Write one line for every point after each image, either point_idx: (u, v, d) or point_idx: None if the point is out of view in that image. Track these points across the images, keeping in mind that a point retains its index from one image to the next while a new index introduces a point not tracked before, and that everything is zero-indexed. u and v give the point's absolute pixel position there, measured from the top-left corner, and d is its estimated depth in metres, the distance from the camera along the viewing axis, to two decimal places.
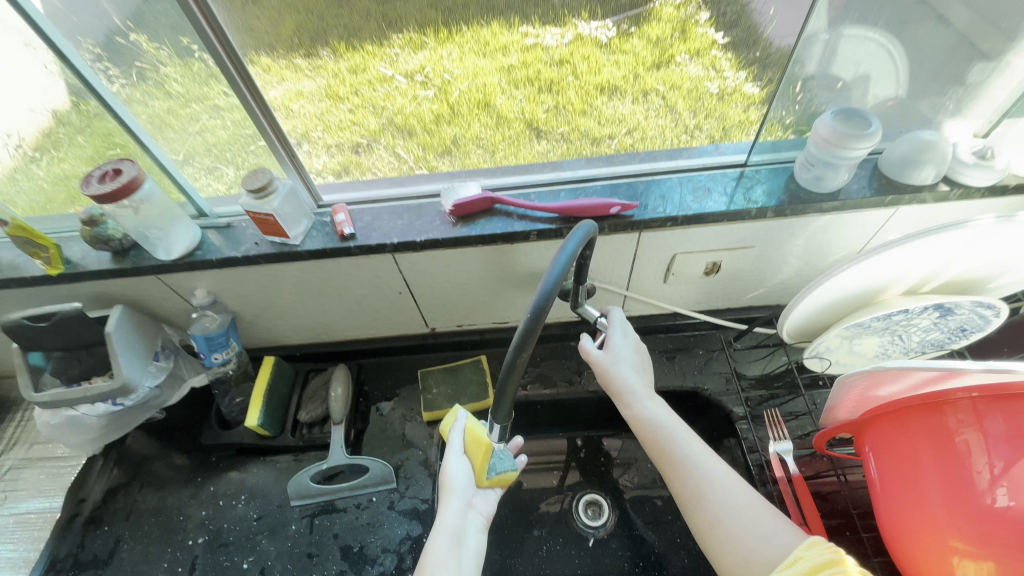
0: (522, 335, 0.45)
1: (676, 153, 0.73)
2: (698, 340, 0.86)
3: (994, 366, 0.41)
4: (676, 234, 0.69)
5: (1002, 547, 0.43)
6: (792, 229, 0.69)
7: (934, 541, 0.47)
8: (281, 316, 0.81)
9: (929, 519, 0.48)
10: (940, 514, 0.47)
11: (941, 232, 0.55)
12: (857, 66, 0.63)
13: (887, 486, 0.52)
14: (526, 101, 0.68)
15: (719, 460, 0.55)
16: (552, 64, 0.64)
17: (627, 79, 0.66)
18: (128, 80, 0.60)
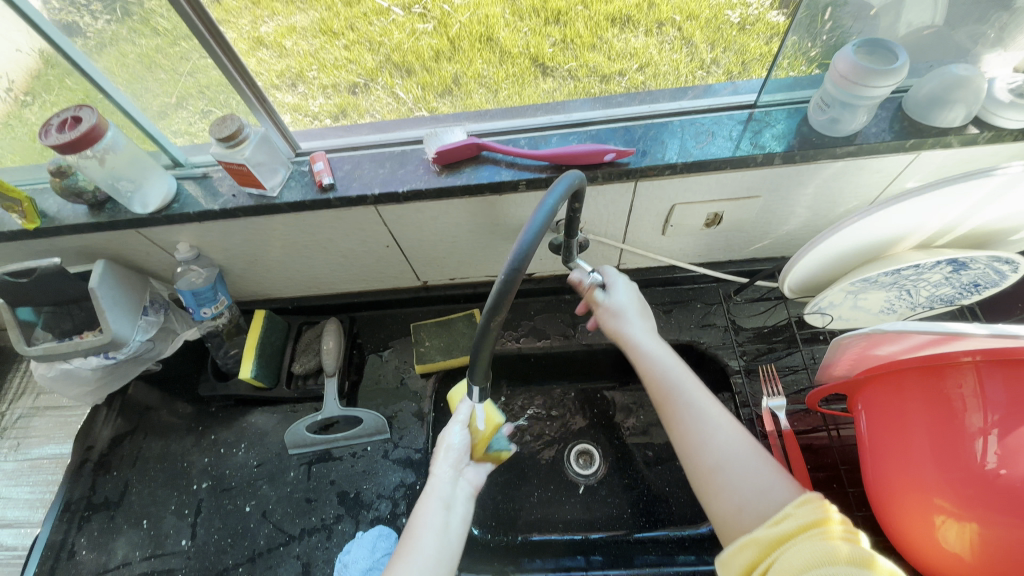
0: (497, 297, 0.43)
1: (680, 93, 0.67)
2: (697, 293, 0.84)
3: (1001, 331, 0.38)
4: (676, 184, 0.64)
5: (986, 513, 0.41)
6: (801, 177, 0.64)
7: (917, 502, 0.46)
8: (269, 270, 0.79)
9: (913, 480, 0.47)
10: (926, 476, 0.45)
11: (963, 181, 0.51)
12: None
13: (876, 445, 0.51)
14: (531, 34, 0.64)
15: (722, 409, 0.55)
16: None
17: (641, 8, 0.62)
18: (112, 17, 0.56)
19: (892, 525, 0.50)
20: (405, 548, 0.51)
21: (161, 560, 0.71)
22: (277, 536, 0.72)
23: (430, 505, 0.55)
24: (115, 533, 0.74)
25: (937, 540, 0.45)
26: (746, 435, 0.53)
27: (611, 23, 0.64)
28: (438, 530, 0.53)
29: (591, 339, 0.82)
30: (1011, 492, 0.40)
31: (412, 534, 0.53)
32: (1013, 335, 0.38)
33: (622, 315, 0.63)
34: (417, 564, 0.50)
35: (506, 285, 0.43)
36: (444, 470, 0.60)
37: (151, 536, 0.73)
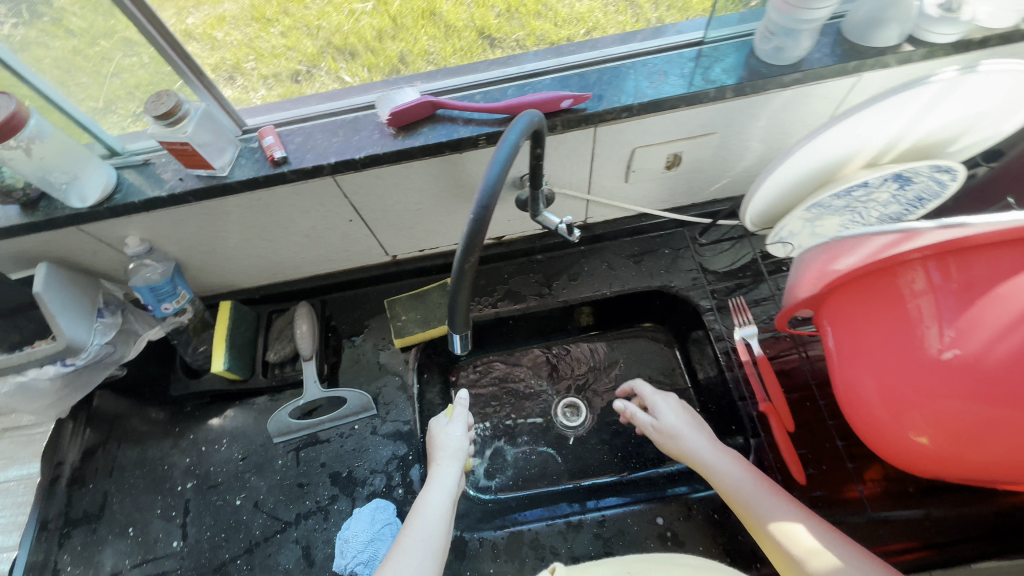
0: (469, 237, 0.43)
1: (629, 37, 0.67)
2: (665, 240, 0.85)
3: (947, 222, 0.40)
4: (634, 126, 0.65)
5: (949, 398, 0.44)
6: (753, 110, 0.66)
7: (886, 402, 0.49)
8: (229, 259, 0.76)
9: (881, 382, 0.49)
10: (892, 375, 0.48)
11: (903, 91, 0.52)
12: None
13: (842, 355, 0.53)
14: (475, 7, 0.64)
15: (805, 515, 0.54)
16: None
17: None
18: (21, 19, 0.53)
19: (862, 425, 0.54)
20: (408, 531, 0.54)
21: (154, 564, 0.69)
22: (273, 524, 0.71)
23: (430, 495, 0.59)
24: (101, 545, 0.71)
25: (904, 434, 0.49)
26: (834, 533, 0.52)
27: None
28: (440, 516, 0.56)
29: (567, 295, 0.82)
30: (967, 372, 0.42)
31: (416, 517, 0.56)
32: (959, 223, 0.40)
33: (672, 437, 0.66)
34: (425, 546, 0.53)
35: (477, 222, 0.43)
36: (444, 468, 0.62)
37: (140, 543, 0.71)
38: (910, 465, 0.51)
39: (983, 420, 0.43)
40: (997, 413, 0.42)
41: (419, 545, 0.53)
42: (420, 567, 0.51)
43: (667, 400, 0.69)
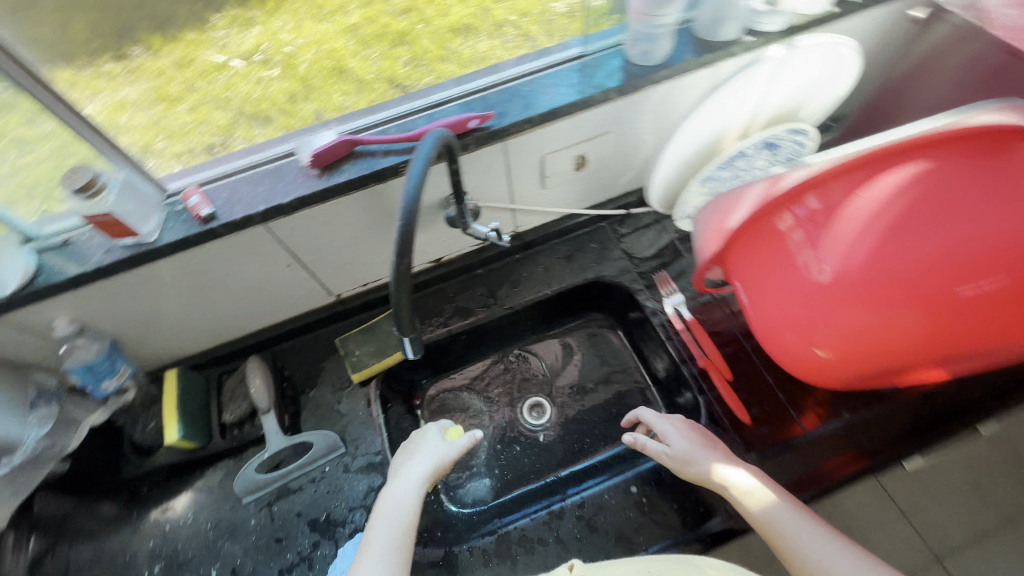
0: (399, 244, 0.50)
1: (520, 59, 0.75)
2: (590, 235, 0.93)
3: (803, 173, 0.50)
4: (538, 135, 0.72)
5: (837, 315, 0.51)
6: (636, 107, 0.75)
7: (793, 330, 0.56)
8: (168, 327, 0.75)
9: (785, 316, 0.56)
10: (791, 307, 0.55)
11: (746, 70, 0.64)
12: None
13: (752, 301, 0.60)
14: (382, 59, 0.74)
15: (828, 531, 0.52)
16: (398, 14, 0.75)
17: (477, 17, 0.78)
18: None
19: (782, 355, 0.60)
20: (374, 526, 0.56)
21: None
22: None
23: (394, 490, 0.60)
24: None
25: (816, 354, 0.55)
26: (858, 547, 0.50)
27: (455, 32, 0.77)
28: (403, 510, 0.57)
29: (513, 301, 0.87)
30: (844, 289, 0.50)
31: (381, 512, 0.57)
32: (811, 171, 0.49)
33: (688, 462, 0.64)
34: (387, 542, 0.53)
35: (405, 230, 0.50)
36: (411, 467, 0.63)
37: None
38: (828, 380, 0.58)
39: (873, 321, 0.50)
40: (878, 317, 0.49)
41: (380, 545, 0.53)
42: (385, 558, 0.51)
43: (672, 424, 0.68)
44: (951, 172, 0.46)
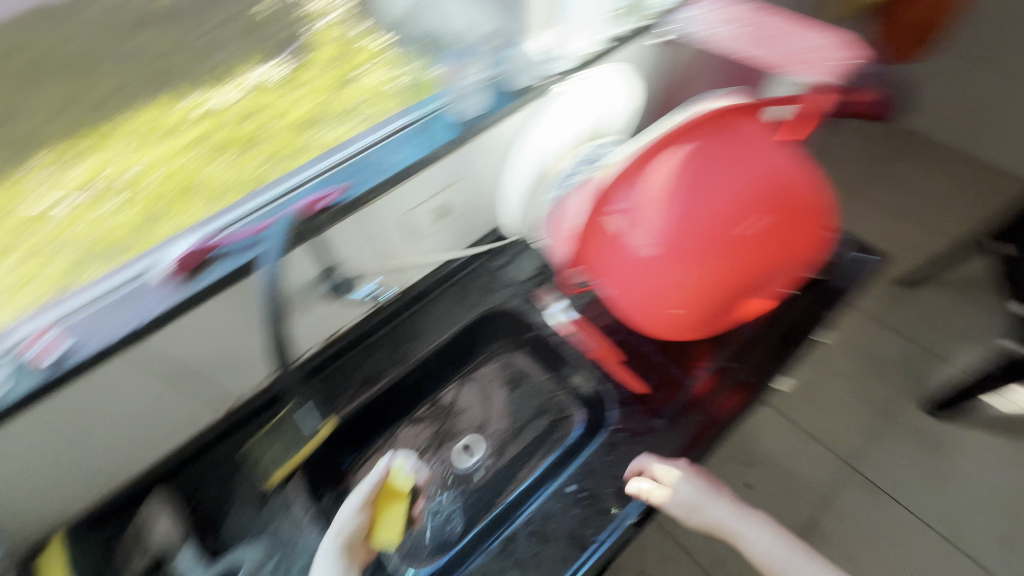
0: (272, 307, 0.66)
1: (367, 131, 0.80)
2: (475, 273, 0.99)
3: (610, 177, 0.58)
4: (393, 197, 0.78)
5: (673, 277, 0.62)
6: (474, 154, 0.85)
7: (648, 299, 0.66)
8: (40, 489, 0.68)
9: (638, 291, 0.66)
10: (640, 284, 0.64)
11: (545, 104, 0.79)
12: (459, 17, 0.84)
13: (610, 288, 0.69)
14: (235, 165, 0.72)
15: (756, 517, 0.76)
16: (240, 120, 0.70)
17: (324, 105, 0.77)
18: None
19: (647, 320, 0.71)
20: None
21: None
22: None
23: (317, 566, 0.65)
24: None
25: (669, 311, 0.67)
26: (771, 522, 0.77)
27: (303, 127, 0.76)
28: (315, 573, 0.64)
29: (418, 354, 0.90)
30: (670, 258, 0.60)
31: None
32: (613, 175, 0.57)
33: (683, 503, 0.72)
34: None
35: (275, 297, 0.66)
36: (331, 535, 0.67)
37: None
38: (686, 328, 0.70)
39: (690, 277, 0.62)
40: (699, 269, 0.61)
41: None
42: None
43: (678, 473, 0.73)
44: (708, 148, 0.59)
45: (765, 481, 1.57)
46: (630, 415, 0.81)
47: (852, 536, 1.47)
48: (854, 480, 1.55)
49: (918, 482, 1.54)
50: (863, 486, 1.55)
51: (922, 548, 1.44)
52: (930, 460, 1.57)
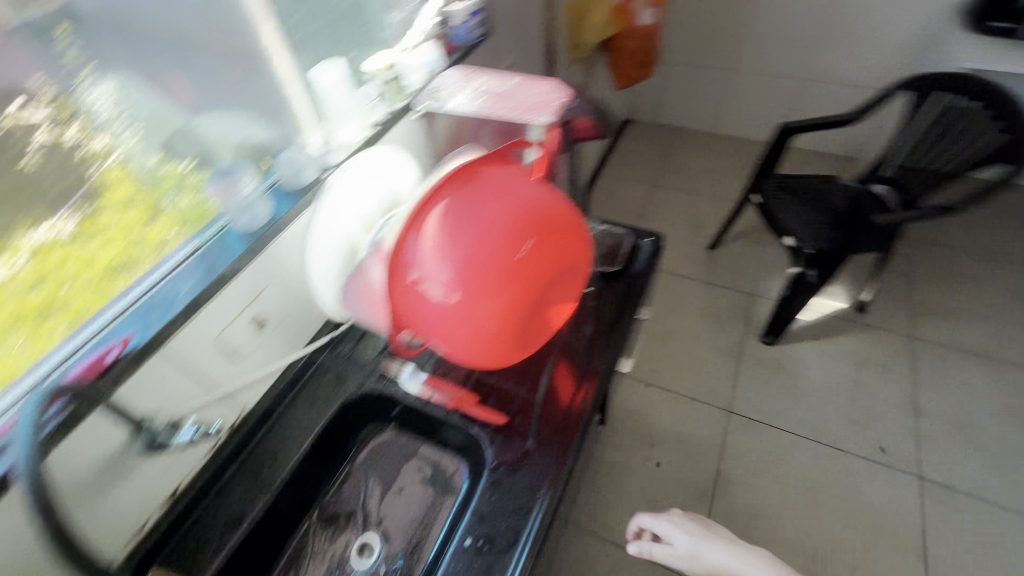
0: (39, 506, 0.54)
1: (162, 262, 0.78)
2: (321, 369, 0.97)
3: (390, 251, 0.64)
4: (197, 325, 0.75)
5: (483, 313, 0.68)
6: (275, 259, 0.85)
7: (477, 342, 0.71)
8: None
9: (465, 337, 0.71)
10: (462, 330, 0.70)
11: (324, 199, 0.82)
12: (234, 135, 0.90)
13: (445, 345, 0.74)
14: (31, 337, 0.65)
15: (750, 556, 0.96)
16: (30, 289, 0.65)
17: (128, 248, 0.75)
18: None
19: (490, 360, 0.75)
20: None
21: None
22: None
23: None
24: None
25: (500, 343, 0.72)
26: (764, 557, 0.96)
27: (112, 275, 0.73)
28: None
29: (284, 475, 0.83)
30: (471, 297, 0.67)
31: None
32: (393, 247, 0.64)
33: (675, 548, 0.99)
34: None
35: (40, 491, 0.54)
36: None
37: None
38: (523, 351, 0.76)
39: (500, 301, 0.68)
40: (501, 297, 0.67)
41: None
42: None
43: (673, 525, 1.00)
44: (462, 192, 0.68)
45: (669, 454, 1.71)
46: (502, 447, 0.84)
47: (749, 469, 1.66)
48: (734, 421, 1.77)
49: (777, 401, 1.80)
50: (741, 423, 1.77)
51: (800, 454, 1.67)
52: (777, 380, 1.86)
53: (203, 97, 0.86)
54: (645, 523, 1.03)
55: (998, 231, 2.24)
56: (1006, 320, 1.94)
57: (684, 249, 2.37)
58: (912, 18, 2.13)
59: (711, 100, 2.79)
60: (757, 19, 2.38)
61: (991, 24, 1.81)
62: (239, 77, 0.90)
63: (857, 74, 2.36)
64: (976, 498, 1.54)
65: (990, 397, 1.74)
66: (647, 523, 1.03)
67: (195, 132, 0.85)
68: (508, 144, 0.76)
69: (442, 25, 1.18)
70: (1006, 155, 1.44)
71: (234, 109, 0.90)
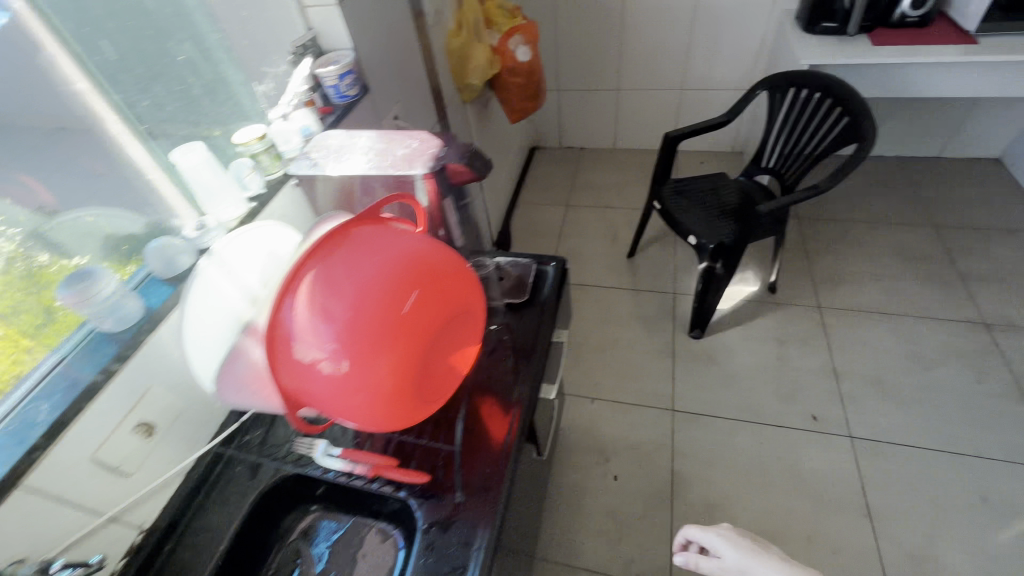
0: None
1: (34, 373, 0.70)
2: (228, 462, 0.88)
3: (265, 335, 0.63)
4: (65, 447, 0.67)
5: (376, 375, 0.66)
6: (156, 354, 0.79)
7: (381, 406, 0.69)
8: None
9: (367, 405, 0.69)
10: (361, 398, 0.68)
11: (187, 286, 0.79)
12: (103, 229, 0.81)
13: (351, 418, 0.71)
14: None
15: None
16: None
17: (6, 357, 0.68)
18: None
19: (403, 419, 0.74)
20: None
21: None
22: None
23: None
24: None
25: (405, 399, 0.70)
26: None
27: None
28: None
29: None
30: (358, 362, 0.65)
31: None
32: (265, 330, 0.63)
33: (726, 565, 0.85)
34: None
35: None
36: None
37: None
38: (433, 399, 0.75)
39: (385, 363, 0.66)
40: (389, 355, 0.66)
41: None
42: None
43: (723, 538, 0.87)
44: (334, 255, 0.66)
45: (625, 465, 1.73)
46: (433, 508, 0.81)
47: (700, 462, 1.70)
48: (678, 419, 1.82)
49: (714, 391, 1.88)
50: (686, 419, 1.82)
51: (744, 438, 1.74)
52: (710, 370, 1.94)
53: (68, 193, 0.77)
54: (692, 533, 0.92)
55: (870, 198, 2.50)
56: (893, 276, 2.15)
57: (606, 260, 2.45)
58: (759, 26, 2.39)
59: (606, 118, 2.97)
60: (630, 42, 2.58)
61: (821, 25, 2.07)
62: (104, 170, 0.82)
63: (726, 79, 2.60)
64: (900, 445, 1.66)
65: (893, 349, 1.90)
66: (695, 533, 0.92)
67: (53, 237, 0.74)
68: (387, 196, 0.76)
69: (315, 88, 1.19)
70: (852, 136, 1.62)
71: (97, 210, 0.81)
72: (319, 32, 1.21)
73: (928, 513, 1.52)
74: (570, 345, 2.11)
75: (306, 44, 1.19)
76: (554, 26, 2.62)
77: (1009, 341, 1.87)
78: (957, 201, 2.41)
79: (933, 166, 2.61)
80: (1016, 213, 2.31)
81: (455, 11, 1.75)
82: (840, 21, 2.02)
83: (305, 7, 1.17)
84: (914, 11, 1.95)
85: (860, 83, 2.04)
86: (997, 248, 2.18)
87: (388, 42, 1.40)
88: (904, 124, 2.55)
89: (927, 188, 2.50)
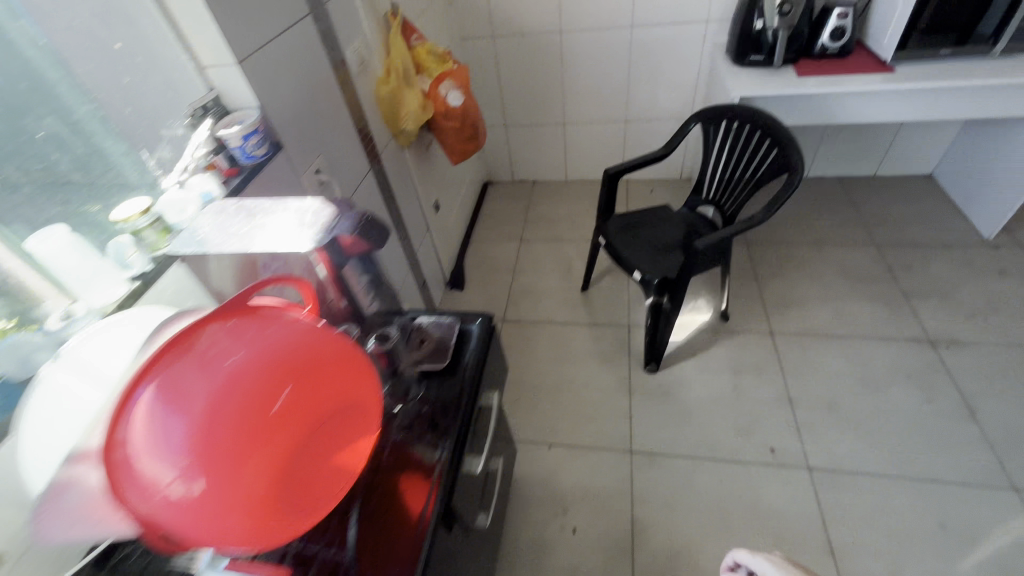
0: None
1: None
2: None
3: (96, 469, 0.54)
4: None
5: (237, 490, 0.58)
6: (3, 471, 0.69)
7: (249, 524, 0.61)
8: None
9: (232, 527, 0.60)
10: (223, 520, 0.59)
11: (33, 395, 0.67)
12: None
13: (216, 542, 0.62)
14: None
15: None
16: None
17: None
18: None
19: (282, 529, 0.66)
20: None
21: None
22: None
23: None
24: None
25: (278, 508, 0.63)
26: None
27: None
28: None
29: None
30: (214, 481, 0.57)
31: None
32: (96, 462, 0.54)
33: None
34: None
35: None
36: None
37: None
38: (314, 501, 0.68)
39: (247, 474, 0.59)
40: (252, 463, 0.59)
41: None
42: None
43: (769, 562, 0.84)
44: (183, 356, 0.59)
45: (583, 515, 1.65)
46: None
47: (660, 506, 1.64)
48: (636, 460, 1.76)
49: (671, 427, 1.83)
50: (644, 459, 1.76)
51: (703, 476, 1.69)
52: (666, 406, 1.90)
53: None
54: (743, 557, 0.90)
55: (814, 219, 2.55)
56: (839, 297, 2.17)
57: (560, 295, 2.41)
58: (693, 59, 2.44)
59: (555, 151, 2.98)
60: (571, 78, 2.61)
61: (749, 57, 2.12)
62: None
63: (667, 109, 2.65)
64: (857, 473, 1.63)
65: (845, 371, 1.90)
66: (745, 556, 0.89)
67: None
68: (255, 282, 0.70)
69: (218, 150, 1.12)
70: (783, 166, 1.64)
71: None
72: (221, 91, 1.15)
73: (890, 545, 1.48)
74: (524, 388, 2.04)
75: (208, 106, 1.13)
76: (495, 65, 2.63)
77: (954, 357, 1.89)
78: (895, 218, 2.48)
79: (870, 185, 2.69)
80: (950, 227, 2.38)
81: (383, 57, 1.73)
82: (766, 53, 2.08)
83: (202, 66, 1.11)
84: (834, 42, 2.02)
85: (790, 112, 2.09)
86: (935, 264, 2.23)
87: (304, 95, 1.35)
88: (840, 146, 2.63)
89: (866, 206, 2.57)
